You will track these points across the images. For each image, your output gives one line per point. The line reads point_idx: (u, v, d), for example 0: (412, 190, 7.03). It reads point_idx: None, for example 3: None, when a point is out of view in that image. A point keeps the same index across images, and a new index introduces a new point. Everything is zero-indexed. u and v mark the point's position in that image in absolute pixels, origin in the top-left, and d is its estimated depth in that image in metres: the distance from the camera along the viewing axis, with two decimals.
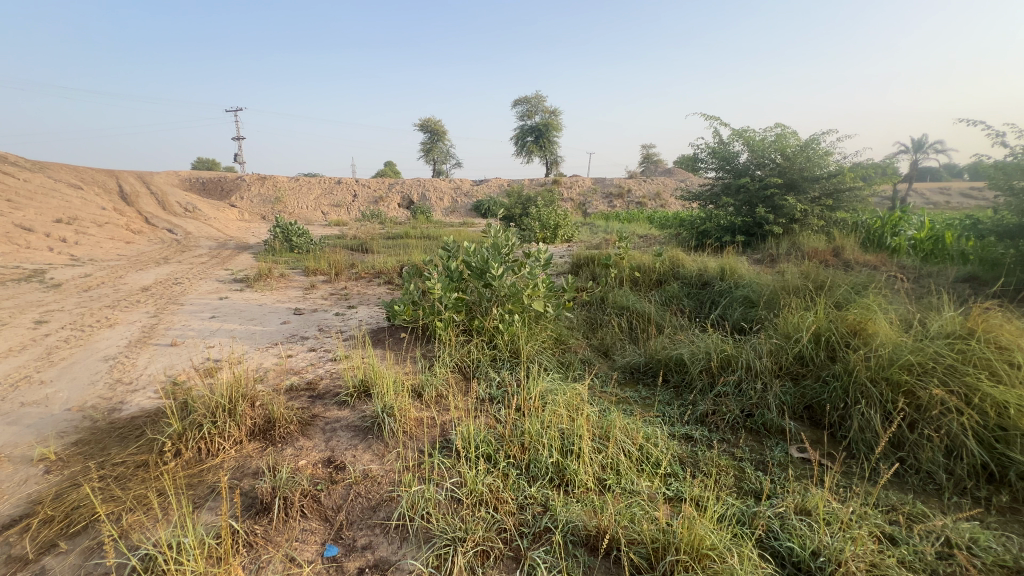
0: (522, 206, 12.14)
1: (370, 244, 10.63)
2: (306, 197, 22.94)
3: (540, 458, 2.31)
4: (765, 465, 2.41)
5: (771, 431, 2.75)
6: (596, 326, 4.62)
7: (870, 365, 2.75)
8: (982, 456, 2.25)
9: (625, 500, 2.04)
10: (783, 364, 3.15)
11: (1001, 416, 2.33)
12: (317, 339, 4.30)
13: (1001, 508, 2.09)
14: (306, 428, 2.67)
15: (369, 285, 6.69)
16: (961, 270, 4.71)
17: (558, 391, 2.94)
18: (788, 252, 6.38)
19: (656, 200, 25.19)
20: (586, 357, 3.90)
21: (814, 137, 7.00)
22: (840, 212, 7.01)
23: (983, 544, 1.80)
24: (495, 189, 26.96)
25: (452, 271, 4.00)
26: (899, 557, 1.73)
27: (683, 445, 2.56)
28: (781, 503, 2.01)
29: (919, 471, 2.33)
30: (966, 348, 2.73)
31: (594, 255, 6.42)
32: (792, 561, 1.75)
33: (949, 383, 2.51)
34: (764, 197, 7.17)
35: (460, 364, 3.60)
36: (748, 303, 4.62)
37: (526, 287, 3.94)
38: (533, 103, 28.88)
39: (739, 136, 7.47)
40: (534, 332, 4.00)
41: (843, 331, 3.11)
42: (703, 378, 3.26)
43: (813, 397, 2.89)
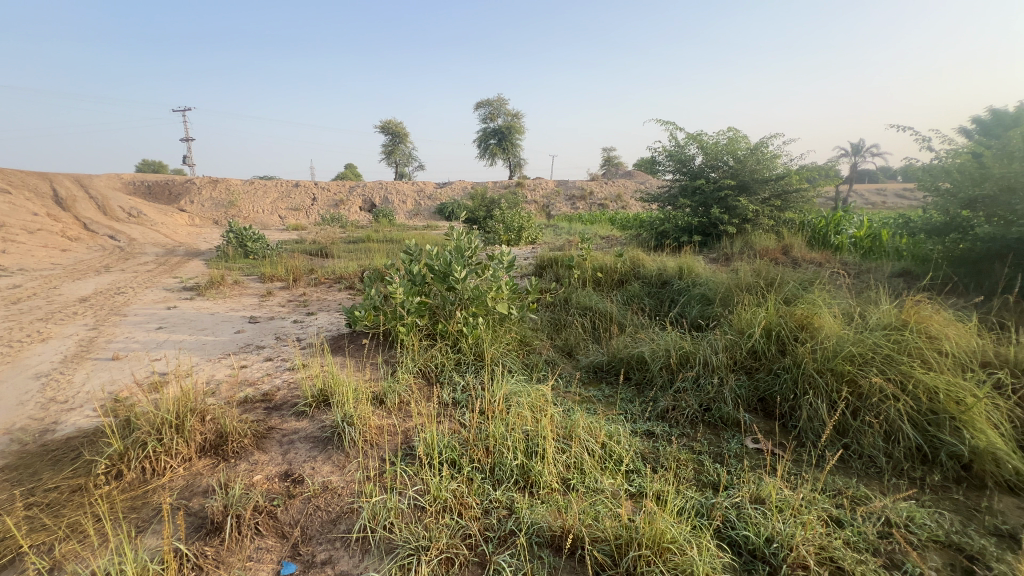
0: (486, 209, 12.11)
1: (330, 248, 10.34)
2: (261, 200, 22.08)
3: (505, 460, 2.30)
4: (723, 457, 2.49)
5: (727, 424, 2.85)
6: (560, 326, 4.67)
7: (816, 357, 2.90)
8: (916, 439, 2.42)
9: (589, 498, 2.06)
10: (738, 358, 3.26)
11: (932, 401, 2.51)
12: (273, 348, 4.13)
13: (934, 487, 2.24)
14: (261, 441, 2.56)
15: (329, 291, 6.50)
16: (896, 266, 5.05)
17: (522, 393, 2.94)
18: (741, 251, 6.66)
19: (617, 202, 25.69)
20: (550, 358, 3.93)
21: (763, 141, 7.34)
22: (789, 212, 7.37)
23: (919, 521, 1.93)
24: (458, 191, 26.79)
25: (414, 275, 3.93)
26: (845, 538, 1.83)
27: (644, 442, 2.62)
28: (737, 493, 2.08)
29: (862, 456, 2.47)
30: (901, 338, 2.92)
31: (557, 256, 6.48)
32: (748, 549, 1.82)
33: (886, 372, 2.68)
34: (719, 199, 7.44)
35: (424, 369, 3.55)
36: (704, 300, 4.78)
37: (490, 290, 3.92)
38: (495, 106, 28.97)
39: (694, 140, 7.73)
40: (498, 334, 4.00)
41: (791, 326, 3.26)
42: (663, 374, 3.34)
43: (766, 390, 3.01)
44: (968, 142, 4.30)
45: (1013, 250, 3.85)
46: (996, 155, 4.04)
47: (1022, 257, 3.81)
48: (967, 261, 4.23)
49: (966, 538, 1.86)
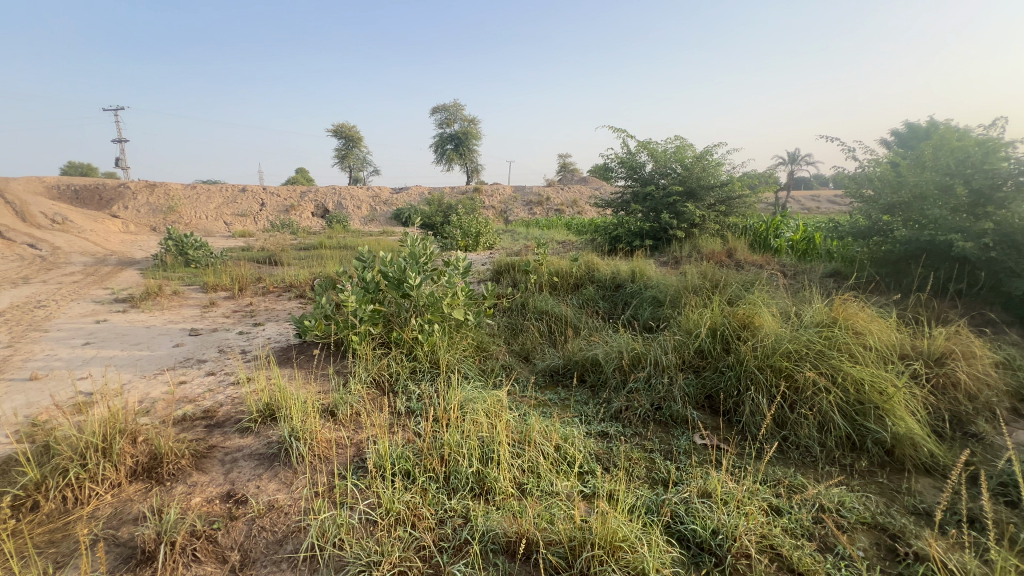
0: (443, 214, 12.01)
1: (280, 255, 9.93)
2: (204, 206, 20.93)
3: (460, 468, 2.28)
4: (672, 454, 2.58)
5: (676, 421, 2.95)
6: (517, 331, 4.69)
7: (757, 354, 3.05)
8: (846, 428, 2.59)
9: (544, 502, 2.07)
10: (686, 357, 3.38)
11: (860, 392, 2.70)
12: (215, 362, 3.91)
13: (862, 472, 2.41)
14: (200, 461, 2.41)
15: (279, 300, 6.24)
16: (827, 267, 5.41)
17: (477, 399, 2.92)
18: (690, 254, 6.94)
19: (573, 207, 26.14)
20: (507, 362, 3.94)
21: (708, 149, 7.70)
22: (732, 217, 7.76)
23: (848, 505, 2.07)
24: (414, 197, 26.43)
25: (367, 283, 3.83)
26: (783, 525, 1.93)
27: (599, 443, 2.67)
28: (686, 488, 2.15)
29: (799, 447, 2.62)
30: (831, 334, 3.13)
31: (514, 262, 6.50)
32: (696, 542, 1.88)
33: (819, 366, 2.86)
34: (668, 204, 7.72)
35: (378, 378, 3.47)
36: (656, 302, 4.94)
37: (445, 296, 3.88)
38: (451, 111, 28.89)
39: (644, 147, 8.01)
40: (454, 340, 3.96)
41: (734, 325, 3.42)
42: (617, 375, 3.42)
43: (712, 387, 3.14)
44: (887, 153, 4.70)
45: (925, 251, 4.22)
46: (910, 164, 4.42)
47: (934, 257, 4.18)
48: (887, 262, 4.59)
49: (889, 519, 2.01)
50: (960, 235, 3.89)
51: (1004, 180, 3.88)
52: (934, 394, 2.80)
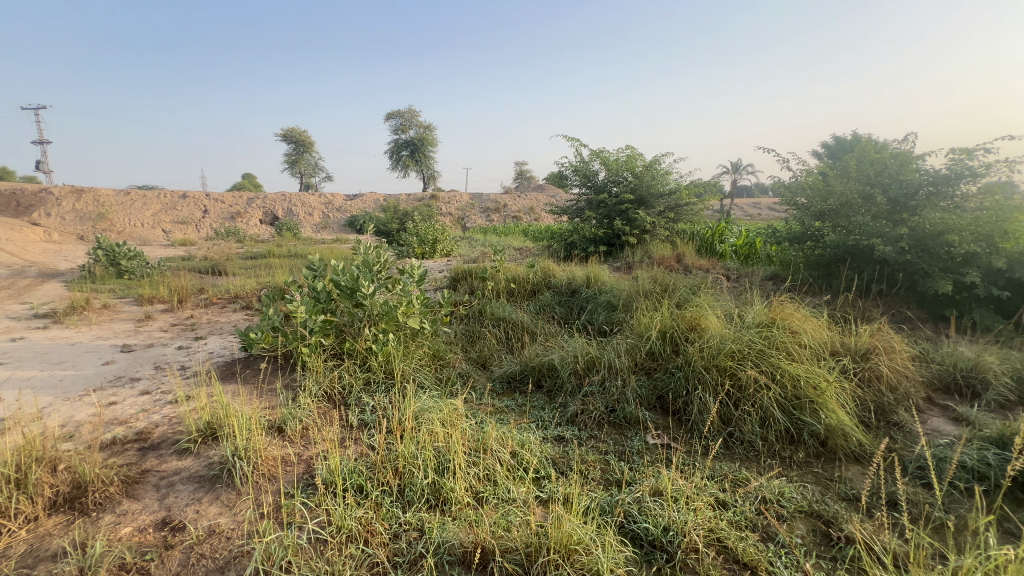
0: (399, 221, 11.84)
1: (224, 265, 9.44)
2: (139, 213, 19.60)
3: (415, 480, 2.24)
4: (626, 455, 2.64)
5: (630, 423, 3.03)
6: (474, 339, 4.67)
7: (704, 355, 3.19)
8: (784, 422, 2.74)
9: (500, 509, 2.07)
10: (638, 360, 3.48)
11: (796, 388, 2.88)
12: (150, 380, 3.65)
13: (799, 463, 2.56)
14: (132, 488, 2.23)
15: (223, 312, 5.92)
16: (767, 270, 5.74)
17: (433, 408, 2.88)
18: (642, 259, 7.18)
19: (530, 214, 26.42)
20: (464, 370, 3.91)
21: (657, 159, 8.00)
22: (681, 224, 8.09)
23: (788, 496, 2.19)
24: (369, 204, 25.88)
25: (318, 293, 3.70)
26: (729, 518, 2.02)
27: (555, 447, 2.69)
28: (638, 488, 2.21)
29: (743, 442, 2.74)
30: (770, 333, 3.32)
31: (471, 269, 6.49)
32: (648, 540, 1.93)
33: (760, 365, 3.02)
34: (621, 211, 7.95)
35: (330, 391, 3.35)
36: (610, 307, 5.06)
37: (400, 304, 3.80)
38: (406, 117, 28.58)
39: (597, 156, 8.22)
40: (410, 349, 3.89)
41: (682, 328, 3.56)
42: (572, 380, 3.47)
43: (663, 387, 3.25)
44: (817, 164, 5.06)
45: (851, 254, 4.56)
46: (836, 174, 4.78)
47: (859, 261, 4.53)
48: (819, 265, 4.93)
49: (824, 506, 2.14)
50: (880, 240, 4.23)
51: (916, 189, 4.27)
52: (861, 387, 3.02)
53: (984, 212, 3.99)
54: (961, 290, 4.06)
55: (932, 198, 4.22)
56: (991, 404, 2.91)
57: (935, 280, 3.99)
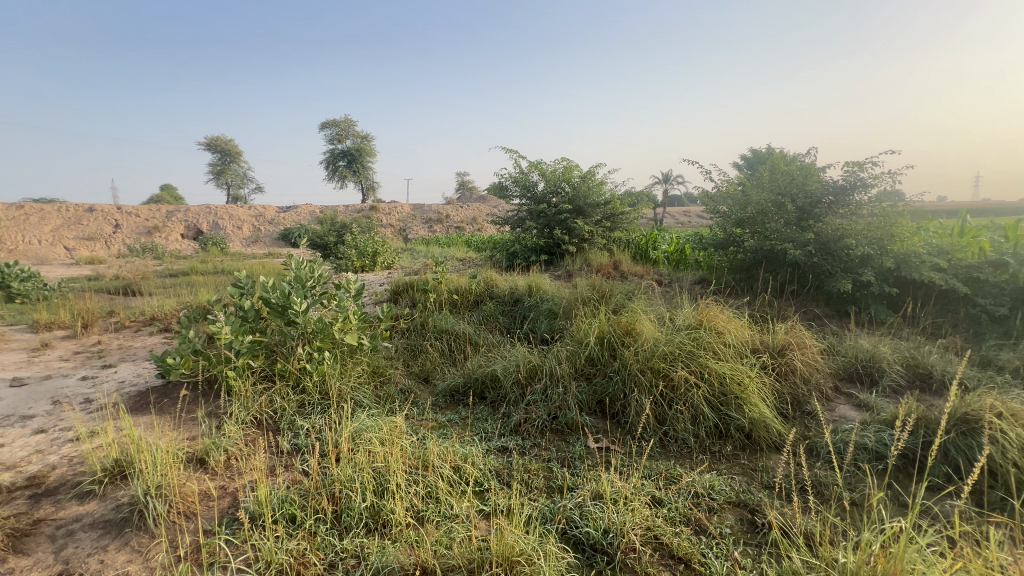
0: (336, 234, 11.42)
1: (139, 285, 8.64)
2: (34, 229, 17.53)
3: (353, 504, 2.15)
4: (569, 461, 2.69)
5: (571, 428, 3.08)
6: (416, 353, 4.57)
7: (639, 358, 3.32)
8: (713, 418, 2.91)
9: (442, 527, 2.02)
10: (578, 366, 3.56)
11: (723, 385, 3.06)
12: (46, 417, 3.24)
13: (727, 456, 2.72)
14: (21, 542, 1.96)
15: (136, 336, 5.41)
16: (695, 275, 6.09)
17: (372, 428, 2.78)
18: (581, 267, 7.38)
19: (472, 224, 26.45)
20: (405, 387, 3.82)
21: (592, 170, 8.29)
22: (617, 232, 8.40)
23: (717, 488, 2.32)
24: (303, 216, 24.76)
25: (245, 312, 3.46)
26: (665, 515, 2.10)
27: (498, 458, 2.68)
28: (580, 493, 2.25)
29: (677, 439, 2.88)
30: (698, 335, 3.51)
31: (412, 281, 6.36)
32: (590, 544, 1.96)
33: (690, 365, 3.19)
34: (560, 221, 8.13)
35: (259, 417, 3.14)
36: (552, 315, 5.14)
37: (335, 321, 3.61)
38: (342, 127, 27.78)
39: (535, 168, 8.39)
40: (347, 367, 3.73)
41: (619, 332, 3.68)
42: (516, 389, 3.49)
43: (603, 392, 3.34)
44: (735, 176, 5.46)
45: (767, 258, 4.95)
46: (752, 185, 5.18)
47: (774, 264, 4.92)
48: (741, 269, 5.29)
49: (750, 495, 2.28)
50: (791, 244, 4.63)
51: (819, 198, 4.72)
52: (779, 380, 3.27)
53: (875, 218, 4.47)
54: (859, 288, 4.52)
55: (832, 206, 4.67)
56: (887, 389, 3.25)
57: (838, 280, 4.41)
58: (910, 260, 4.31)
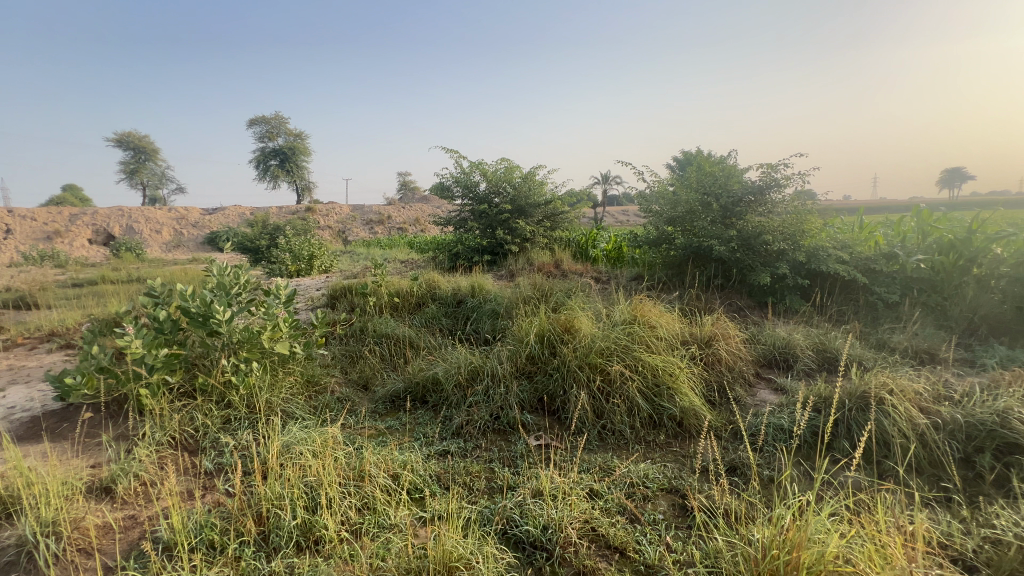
0: (269, 237, 10.79)
1: (35, 296, 7.70)
2: None
3: (282, 523, 2.03)
4: (511, 460, 2.69)
5: (513, 427, 3.09)
6: (354, 360, 4.41)
7: (577, 354, 3.39)
8: (647, 409, 3.03)
9: (379, 539, 1.96)
10: (519, 365, 3.57)
11: (656, 377, 3.20)
12: None
13: (660, 444, 2.85)
14: None
15: (30, 355, 4.80)
16: (632, 271, 6.31)
17: (304, 440, 2.64)
18: (523, 267, 7.43)
19: (415, 226, 25.97)
20: (343, 395, 3.67)
21: (532, 171, 8.37)
22: (558, 231, 8.53)
23: (651, 476, 2.41)
24: (231, 219, 23.20)
25: (161, 323, 3.16)
26: (603, 506, 2.16)
27: (439, 462, 2.64)
28: (520, 492, 2.26)
29: (614, 431, 2.97)
30: (632, 329, 3.64)
31: (350, 285, 6.12)
32: (530, 542, 1.98)
33: (625, 359, 3.31)
34: (502, 221, 8.15)
35: (177, 437, 2.89)
36: (494, 315, 5.13)
37: (264, 330, 3.38)
38: (272, 124, 26.34)
39: (476, 168, 8.35)
40: (278, 377, 3.53)
41: (558, 330, 3.73)
42: (457, 391, 3.45)
43: (544, 389, 3.37)
44: (666, 176, 5.72)
45: (696, 254, 5.23)
46: (681, 186, 5.45)
47: (702, 259, 5.21)
48: (673, 265, 5.55)
49: (681, 481, 2.39)
50: (717, 241, 4.92)
51: (741, 197, 5.04)
52: (707, 369, 3.47)
53: (788, 216, 4.85)
54: (776, 280, 4.89)
55: (752, 205, 5.01)
56: (800, 373, 3.54)
57: (758, 273, 4.74)
58: (818, 253, 4.72)
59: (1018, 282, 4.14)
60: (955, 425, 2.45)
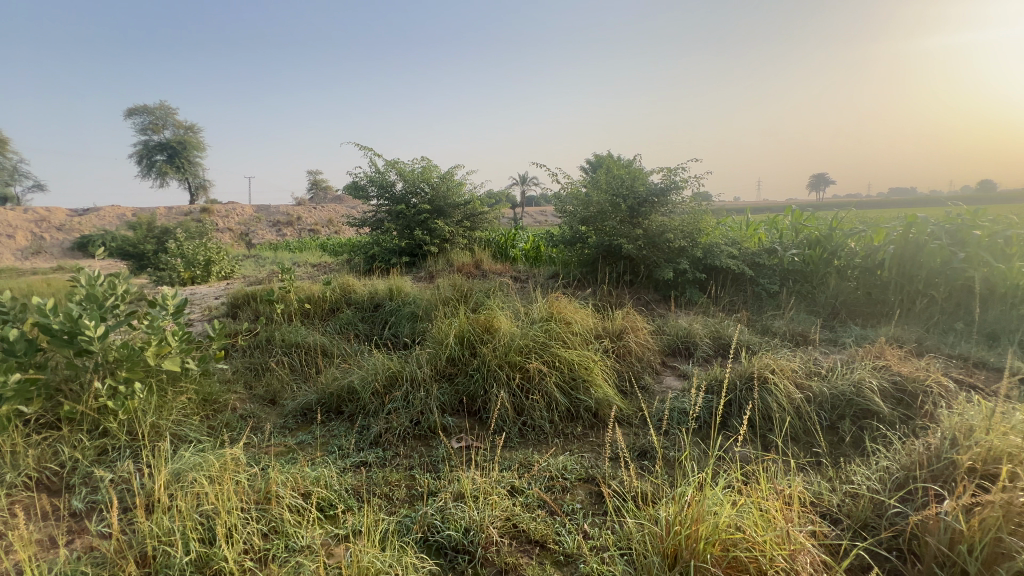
0: (157, 242, 9.65)
1: None
2: None
3: (172, 561, 1.81)
4: (432, 465, 2.64)
5: (434, 432, 3.04)
6: (259, 373, 4.07)
7: (497, 354, 3.41)
8: (565, 403, 3.12)
9: (288, 563, 1.82)
10: (439, 368, 3.50)
11: (573, 371, 3.31)
12: None
13: (578, 436, 2.95)
14: None
15: None
16: (549, 270, 6.47)
17: (199, 465, 2.38)
18: (443, 268, 7.33)
19: (328, 227, 24.58)
20: (247, 412, 3.37)
21: (450, 171, 8.28)
22: (478, 231, 8.51)
23: (569, 468, 2.50)
24: (108, 221, 20.40)
25: (12, 344, 2.68)
26: (524, 502, 2.19)
27: (356, 475, 2.52)
28: (442, 497, 2.22)
29: (534, 427, 3.03)
30: (550, 326, 3.74)
31: (255, 292, 5.64)
32: (451, 547, 1.95)
33: (543, 356, 3.39)
34: (420, 222, 7.96)
35: (37, 476, 2.47)
36: (414, 318, 4.99)
37: (149, 345, 3.00)
38: (157, 115, 23.57)
39: (392, 167, 8.09)
40: (166, 397, 3.15)
41: (478, 330, 3.71)
42: (375, 399, 3.31)
43: (464, 390, 3.35)
44: (579, 178, 5.94)
45: (607, 253, 5.50)
46: (593, 187, 5.68)
47: (612, 257, 5.48)
48: (587, 263, 5.76)
49: (597, 469, 2.49)
50: (625, 240, 5.21)
51: (646, 198, 5.36)
52: (618, 361, 3.66)
53: (687, 216, 5.28)
54: (678, 275, 5.29)
55: (656, 205, 5.36)
56: (700, 359, 3.86)
57: (662, 269, 5.09)
58: (713, 250, 5.18)
59: (868, 272, 4.89)
60: (822, 396, 2.82)
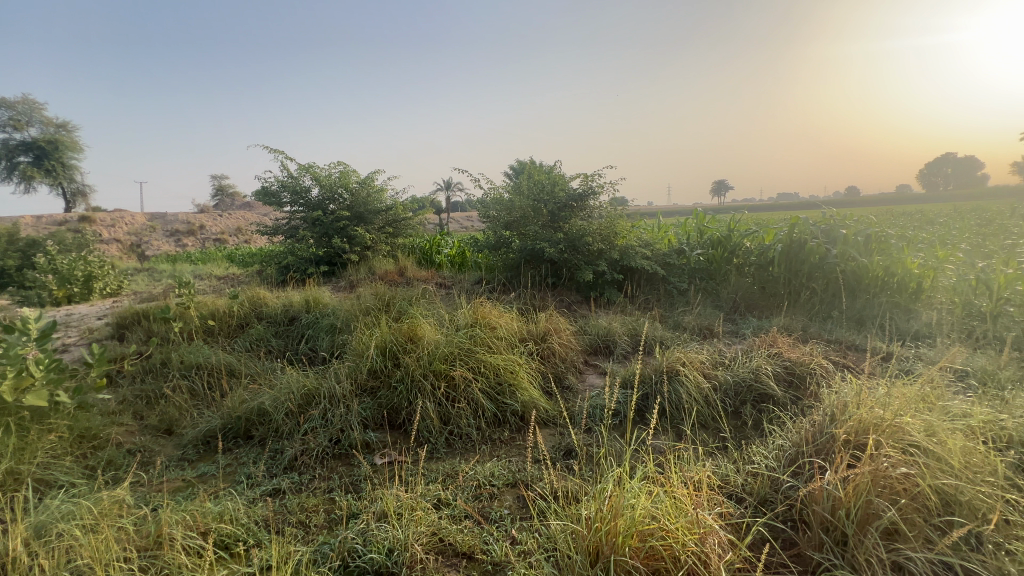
0: (22, 256, 8.32)
1: None
2: None
3: None
4: (353, 486, 2.50)
5: (355, 450, 2.87)
6: (152, 401, 3.61)
7: (421, 363, 3.31)
8: (491, 408, 3.11)
9: None
10: (360, 382, 3.33)
11: (499, 376, 3.30)
12: None
13: (505, 441, 2.95)
14: None
15: None
16: (475, 275, 6.46)
17: (72, 514, 2.06)
18: (365, 277, 7.04)
19: (238, 236, 22.73)
20: (135, 445, 2.98)
21: (370, 176, 7.97)
22: (401, 238, 8.27)
23: (496, 474, 2.48)
24: None
25: None
26: (450, 514, 2.14)
27: (268, 504, 2.32)
28: (364, 518, 2.11)
29: (461, 435, 2.98)
30: (475, 333, 3.71)
31: (147, 309, 5.04)
32: (374, 571, 1.85)
33: (467, 363, 3.35)
34: (339, 229, 7.57)
35: None
36: (332, 330, 4.73)
37: (4, 377, 2.54)
38: (18, 111, 20.45)
39: (306, 171, 7.63)
40: (28, 438, 2.69)
41: (401, 339, 3.58)
42: (289, 420, 3.07)
43: (387, 404, 3.21)
44: (502, 184, 6.00)
45: (531, 257, 5.59)
46: (515, 193, 5.76)
47: (536, 260, 5.58)
48: (512, 267, 5.82)
49: (524, 473, 2.50)
50: (548, 244, 5.34)
51: (565, 202, 5.55)
52: (543, 362, 3.72)
53: (604, 220, 5.52)
54: (598, 276, 5.49)
55: (576, 210, 5.56)
56: (619, 356, 4.03)
57: (583, 271, 5.26)
58: (629, 251, 5.44)
59: (762, 269, 5.41)
60: (727, 384, 3.06)
